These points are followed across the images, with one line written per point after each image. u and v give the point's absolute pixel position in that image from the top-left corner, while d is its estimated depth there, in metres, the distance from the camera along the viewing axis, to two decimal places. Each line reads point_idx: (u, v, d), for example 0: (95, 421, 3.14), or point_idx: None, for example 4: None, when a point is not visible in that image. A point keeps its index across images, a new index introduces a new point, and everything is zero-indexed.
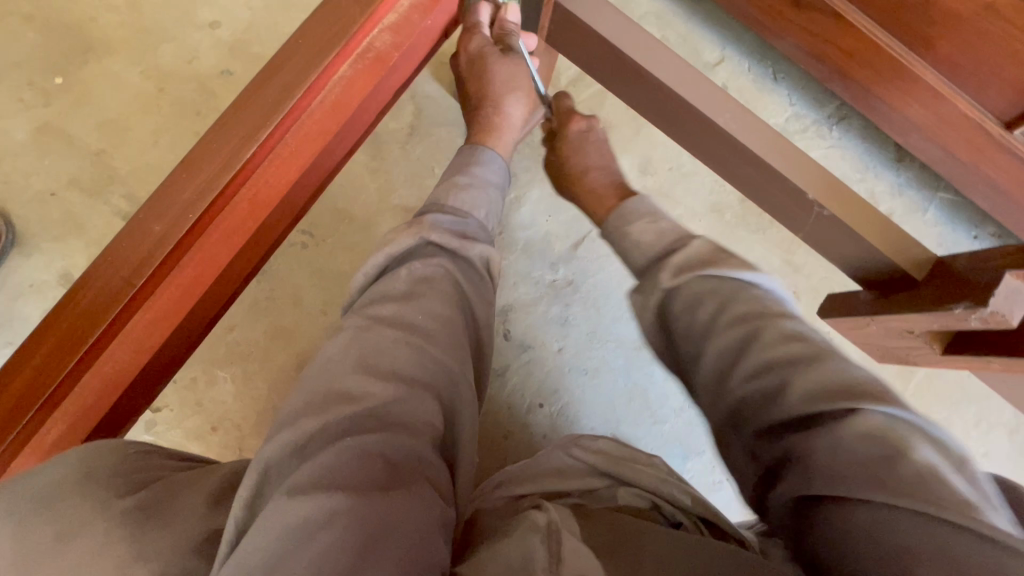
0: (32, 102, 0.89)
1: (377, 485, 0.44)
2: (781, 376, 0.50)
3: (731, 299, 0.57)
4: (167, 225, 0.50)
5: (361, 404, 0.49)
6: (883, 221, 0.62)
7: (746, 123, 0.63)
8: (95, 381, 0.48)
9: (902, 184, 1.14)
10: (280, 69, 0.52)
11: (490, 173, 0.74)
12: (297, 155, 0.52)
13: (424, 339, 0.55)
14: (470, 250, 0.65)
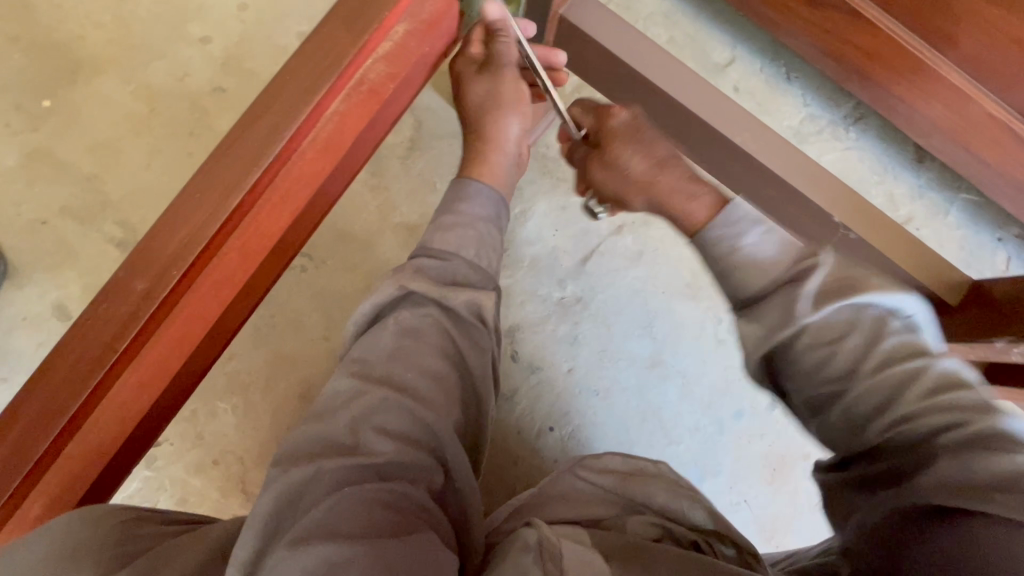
0: (21, 127, 0.87)
1: (380, 530, 0.41)
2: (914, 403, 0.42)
3: (870, 329, 0.44)
4: (150, 282, 0.48)
5: (359, 455, 0.46)
6: (913, 243, 0.58)
7: (765, 140, 0.59)
8: (80, 449, 0.46)
9: (922, 186, 1.10)
10: (267, 108, 0.49)
11: (481, 207, 0.63)
12: (290, 201, 0.49)
13: (417, 403, 0.50)
14: (456, 299, 0.56)
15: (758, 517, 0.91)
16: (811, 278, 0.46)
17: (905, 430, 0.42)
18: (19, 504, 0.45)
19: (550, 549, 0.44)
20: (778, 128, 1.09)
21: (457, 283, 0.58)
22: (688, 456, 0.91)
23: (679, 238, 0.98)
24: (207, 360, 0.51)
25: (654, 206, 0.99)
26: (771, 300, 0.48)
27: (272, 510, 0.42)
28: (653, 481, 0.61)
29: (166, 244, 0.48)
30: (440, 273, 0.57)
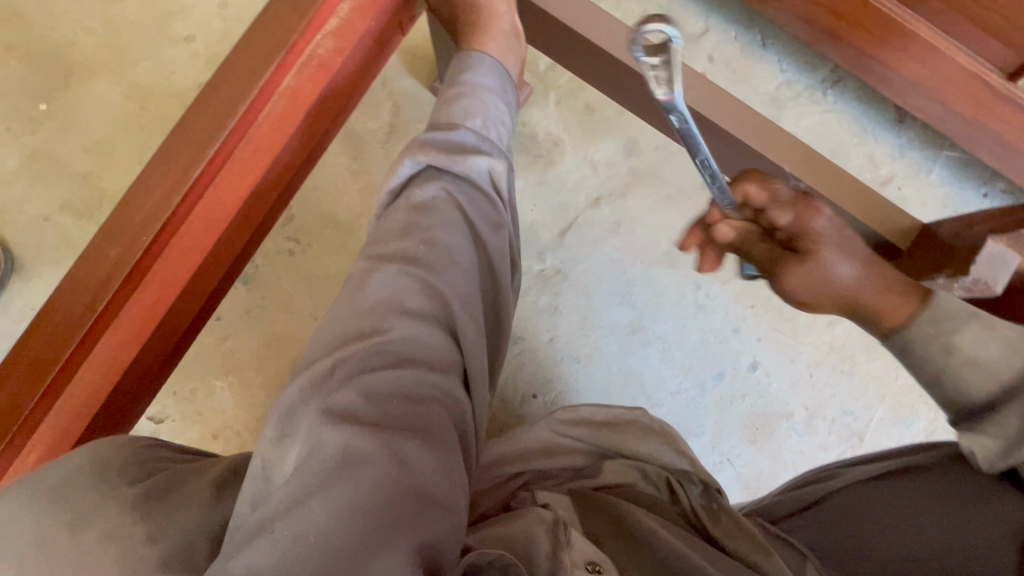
0: (20, 130, 0.92)
1: (392, 422, 0.42)
2: None
3: None
4: (124, 247, 0.52)
5: (372, 341, 0.45)
6: (861, 189, 0.60)
7: (713, 98, 0.61)
8: (68, 402, 0.50)
9: (903, 145, 1.10)
10: (225, 84, 0.52)
11: (483, 76, 0.60)
12: (247, 171, 0.51)
13: (432, 275, 0.48)
14: (468, 165, 0.53)
15: (741, 475, 0.94)
16: None
17: None
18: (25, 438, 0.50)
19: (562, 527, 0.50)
20: (755, 94, 1.09)
21: (464, 149, 0.54)
22: (671, 417, 0.94)
23: (657, 207, 1.00)
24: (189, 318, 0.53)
25: (630, 178, 1.01)
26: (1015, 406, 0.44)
27: (274, 428, 0.43)
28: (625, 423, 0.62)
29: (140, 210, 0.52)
30: (446, 142, 0.54)
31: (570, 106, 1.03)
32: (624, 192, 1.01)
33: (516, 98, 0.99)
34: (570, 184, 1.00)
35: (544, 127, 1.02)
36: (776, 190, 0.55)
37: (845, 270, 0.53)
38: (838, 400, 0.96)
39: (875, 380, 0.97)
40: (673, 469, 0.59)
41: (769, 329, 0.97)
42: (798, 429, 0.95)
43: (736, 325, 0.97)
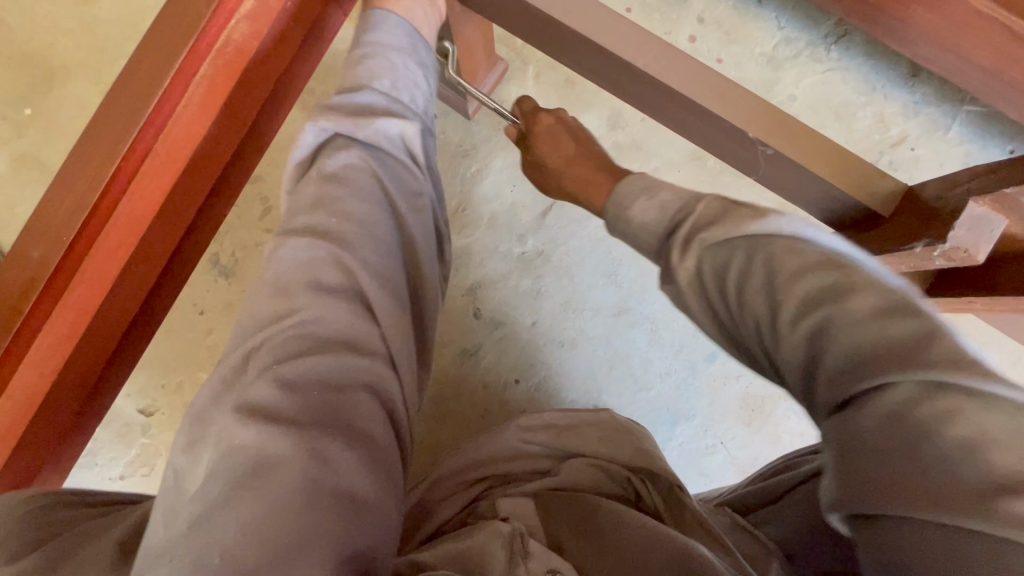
0: (9, 136, 0.94)
1: (317, 416, 0.41)
2: (798, 299, 0.41)
3: (777, 251, 0.43)
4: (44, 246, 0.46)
5: (285, 322, 0.44)
6: (836, 152, 0.55)
7: (671, 62, 0.56)
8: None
9: (917, 102, 1.00)
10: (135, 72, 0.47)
11: (390, 34, 0.58)
12: (173, 163, 0.46)
13: (341, 249, 0.47)
14: (376, 130, 0.53)
15: (737, 459, 0.90)
16: (746, 225, 0.45)
17: (807, 324, 0.40)
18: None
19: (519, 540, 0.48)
20: (750, 57, 1.02)
21: (373, 113, 0.55)
22: (661, 401, 0.90)
23: None
24: (121, 325, 0.50)
25: (615, 152, 0.97)
26: (683, 273, 0.49)
27: (186, 436, 0.43)
28: (585, 426, 0.62)
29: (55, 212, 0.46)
30: (356, 107, 0.54)
31: (549, 80, 0.98)
32: None
33: (491, 75, 0.95)
34: None
35: None
36: (529, 107, 0.78)
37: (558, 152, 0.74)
38: None
39: None
40: (634, 467, 0.59)
41: None
42: (797, 410, 0.90)
43: None
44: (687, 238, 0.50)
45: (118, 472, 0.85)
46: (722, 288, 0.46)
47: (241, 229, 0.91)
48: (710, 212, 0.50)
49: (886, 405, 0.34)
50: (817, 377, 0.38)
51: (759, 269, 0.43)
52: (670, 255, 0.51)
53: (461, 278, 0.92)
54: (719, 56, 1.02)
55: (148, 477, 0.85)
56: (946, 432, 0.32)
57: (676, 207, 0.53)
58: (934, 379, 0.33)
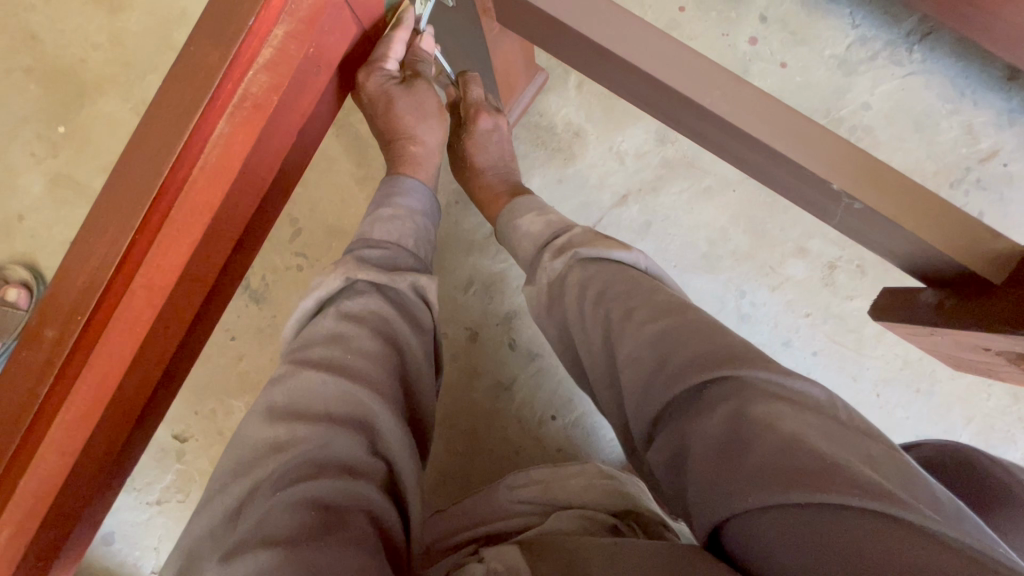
0: (44, 155, 0.93)
1: (312, 531, 0.44)
2: (647, 312, 0.52)
3: (628, 276, 0.56)
4: (57, 328, 0.42)
5: (290, 451, 0.48)
6: (937, 206, 0.47)
7: (744, 97, 0.48)
8: (23, 505, 0.43)
9: (1013, 110, 0.88)
10: (145, 133, 0.42)
11: (415, 201, 0.66)
12: (191, 229, 0.43)
13: (353, 384, 0.52)
14: (402, 283, 0.60)
15: None
16: (613, 249, 0.57)
17: (647, 322, 0.51)
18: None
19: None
20: (818, 60, 0.92)
21: (397, 268, 0.62)
22: None
23: (695, 202, 0.88)
24: (139, 396, 0.47)
25: (663, 169, 0.89)
26: (549, 275, 0.60)
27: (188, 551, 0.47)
28: (571, 477, 0.64)
29: (67, 290, 0.42)
30: (381, 261, 0.61)
31: (592, 90, 0.91)
32: (655, 186, 0.89)
33: (530, 86, 0.88)
34: (593, 181, 0.90)
35: (564, 115, 0.90)
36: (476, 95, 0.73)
37: (487, 159, 0.74)
38: (912, 424, 0.84)
39: (961, 400, 0.84)
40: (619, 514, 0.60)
41: (827, 342, 0.86)
42: None
43: (787, 338, 0.86)
44: (557, 255, 0.60)
45: (154, 498, 0.85)
46: (586, 300, 0.56)
47: (269, 251, 0.89)
48: (584, 237, 0.60)
49: (727, 408, 0.42)
50: (663, 378, 0.47)
51: (620, 283, 0.55)
52: (539, 264, 0.62)
53: (496, 306, 0.87)
54: (783, 59, 0.92)
55: (184, 502, 0.85)
56: (776, 427, 0.40)
57: (558, 227, 0.63)
58: (753, 380, 0.43)
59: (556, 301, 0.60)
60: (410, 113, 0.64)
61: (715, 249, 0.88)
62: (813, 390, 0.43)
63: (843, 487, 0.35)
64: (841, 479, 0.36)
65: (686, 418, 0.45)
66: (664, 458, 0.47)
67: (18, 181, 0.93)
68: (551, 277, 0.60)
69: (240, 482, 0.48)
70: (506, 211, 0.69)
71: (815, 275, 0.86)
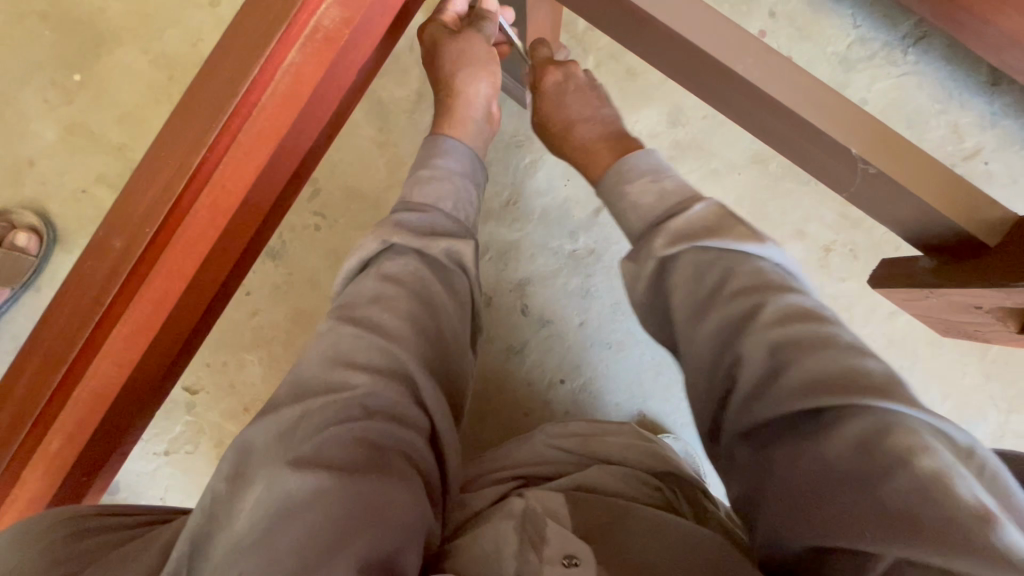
0: (57, 102, 0.92)
1: (363, 466, 0.46)
2: (758, 298, 0.47)
3: (743, 270, 0.49)
4: (128, 237, 0.45)
5: (339, 395, 0.50)
6: (943, 175, 0.51)
7: (774, 68, 0.52)
8: (83, 401, 0.44)
9: (995, 113, 0.95)
10: (225, 57, 0.44)
11: (456, 160, 0.68)
12: (255, 156, 0.44)
13: (392, 342, 0.54)
14: (435, 247, 0.61)
15: None
16: (690, 213, 0.52)
17: (741, 310, 0.47)
18: (25, 461, 0.45)
19: (532, 520, 0.52)
20: (821, 56, 0.97)
21: (434, 232, 0.63)
22: None
23: (702, 183, 0.93)
24: (192, 321, 0.48)
25: (674, 150, 0.93)
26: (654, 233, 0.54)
27: (231, 467, 0.46)
28: (611, 436, 0.70)
29: (141, 202, 0.45)
30: (418, 225, 0.62)
31: (610, 71, 0.94)
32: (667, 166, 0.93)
33: None
34: None
35: None
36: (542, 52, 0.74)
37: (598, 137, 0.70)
38: None
39: (940, 377, 0.90)
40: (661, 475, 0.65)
41: None
42: None
43: None
44: (675, 242, 0.51)
45: (162, 448, 0.85)
46: (713, 284, 0.49)
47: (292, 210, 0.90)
48: (706, 220, 0.52)
49: (852, 433, 0.38)
50: (775, 388, 0.42)
51: (724, 276, 0.49)
52: (655, 239, 0.53)
53: (510, 273, 0.90)
54: (789, 54, 0.97)
55: (193, 454, 0.85)
56: (923, 465, 0.35)
57: (675, 200, 0.55)
58: (882, 407, 0.38)
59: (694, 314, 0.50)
60: (453, 57, 0.70)
61: None
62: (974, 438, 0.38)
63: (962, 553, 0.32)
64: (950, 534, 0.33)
65: (859, 485, 0.37)
66: (750, 454, 0.45)
67: (28, 126, 0.91)
68: (658, 259, 0.52)
69: (292, 404, 0.49)
70: (614, 172, 0.61)
71: (812, 257, 0.92)
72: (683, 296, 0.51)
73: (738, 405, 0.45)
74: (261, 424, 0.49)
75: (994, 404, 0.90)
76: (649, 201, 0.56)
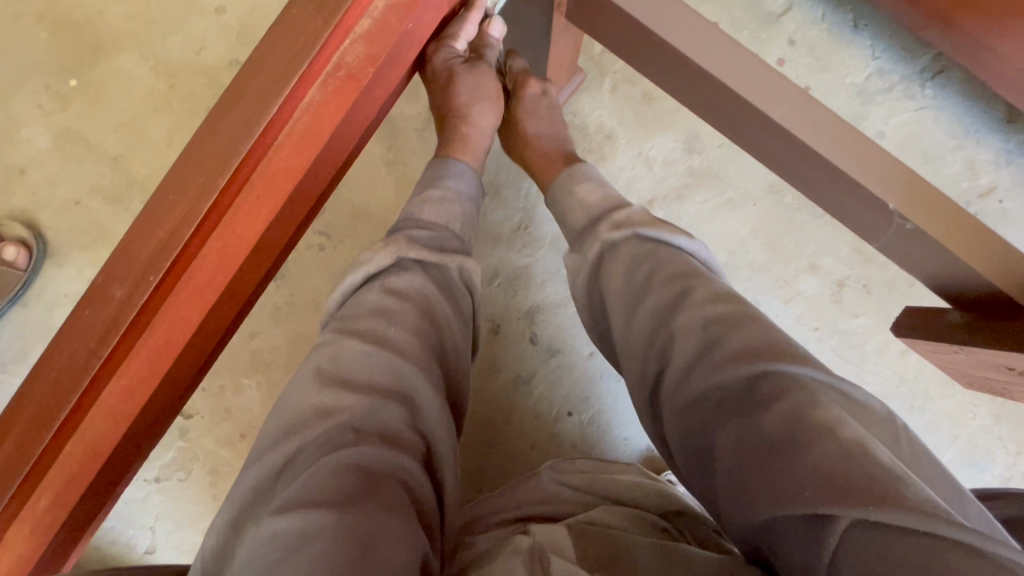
0: (52, 108, 0.88)
1: (355, 496, 0.43)
2: (686, 284, 0.54)
3: (671, 258, 0.57)
4: (129, 283, 0.41)
5: (336, 418, 0.47)
6: (980, 234, 0.50)
7: (811, 115, 0.51)
8: (77, 456, 0.41)
9: (1011, 151, 0.95)
10: (241, 93, 0.42)
11: (463, 182, 0.66)
12: (270, 199, 0.42)
13: (399, 360, 0.51)
14: (451, 263, 0.60)
15: None
16: (630, 211, 0.61)
17: (676, 293, 0.53)
18: (9, 522, 0.41)
19: (540, 559, 0.46)
20: (839, 86, 0.96)
21: (445, 250, 0.61)
22: None
23: (717, 213, 0.91)
24: (190, 372, 0.45)
25: (689, 178, 0.91)
26: (597, 234, 0.61)
27: (231, 515, 0.45)
28: (615, 474, 0.67)
29: (145, 246, 0.41)
30: (429, 241, 0.60)
31: (626, 95, 0.92)
32: (681, 194, 0.91)
33: (568, 85, 0.89)
34: (623, 183, 0.91)
35: (598, 117, 0.92)
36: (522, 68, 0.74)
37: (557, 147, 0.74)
38: None
39: (950, 419, 0.89)
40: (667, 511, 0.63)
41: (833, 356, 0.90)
42: None
43: None
44: (617, 228, 0.59)
45: (153, 474, 0.82)
46: (651, 265, 0.56)
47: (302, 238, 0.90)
48: (643, 218, 0.60)
49: (785, 407, 0.42)
50: (712, 359, 0.48)
51: (660, 266, 0.56)
52: (603, 227, 0.60)
53: (519, 300, 0.88)
54: (807, 82, 0.96)
55: (185, 482, 0.82)
56: (839, 433, 0.40)
57: (613, 203, 0.63)
58: (810, 380, 0.44)
59: (634, 300, 0.55)
60: (467, 92, 0.66)
61: (734, 261, 0.91)
62: (873, 401, 0.44)
63: (864, 497, 0.36)
64: (861, 481, 0.37)
65: (784, 441, 0.41)
66: (687, 426, 0.49)
67: (20, 132, 0.87)
68: (604, 244, 0.60)
69: (290, 438, 0.47)
70: (565, 174, 0.68)
71: (825, 291, 0.90)
72: (620, 286, 0.57)
73: (676, 378, 0.50)
74: (254, 468, 0.46)
75: (1004, 447, 0.88)
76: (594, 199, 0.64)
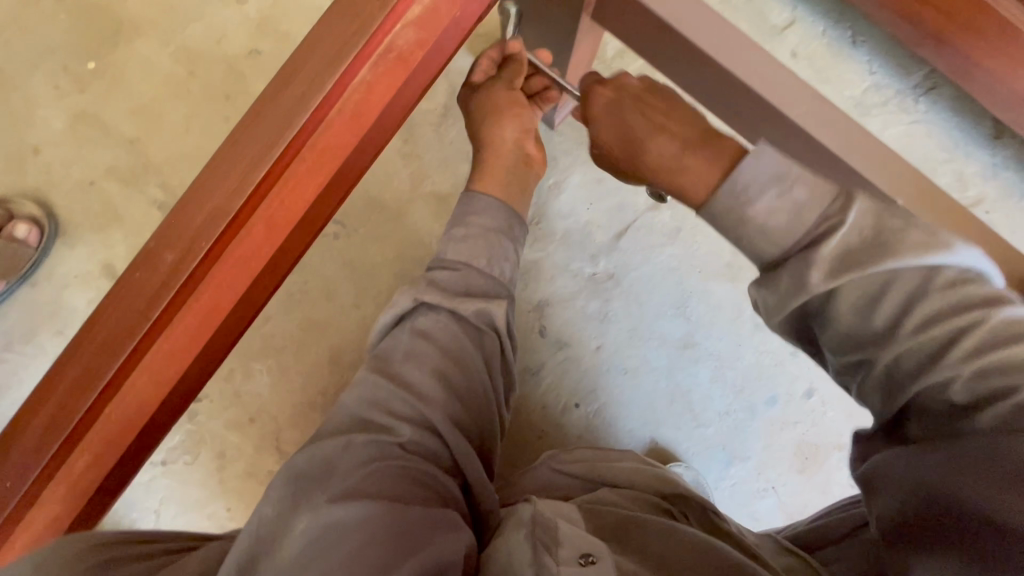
0: (67, 90, 0.88)
1: (409, 498, 0.44)
2: (946, 307, 0.33)
3: (914, 279, 0.34)
4: (177, 253, 0.47)
5: (380, 434, 0.47)
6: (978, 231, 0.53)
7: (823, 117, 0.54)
8: (121, 411, 0.47)
9: (997, 165, 1.00)
10: (296, 73, 0.46)
11: (485, 217, 0.62)
12: (315, 174, 0.47)
13: (422, 403, 0.50)
14: (467, 309, 0.56)
15: (785, 505, 0.88)
16: (830, 241, 0.35)
17: (936, 316, 0.33)
18: (63, 462, 0.47)
19: (544, 524, 0.46)
20: (838, 98, 1.00)
21: (469, 292, 0.58)
22: (717, 440, 0.89)
23: None
24: (235, 334, 0.51)
25: None
26: (791, 263, 0.36)
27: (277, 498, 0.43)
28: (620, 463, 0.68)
29: (195, 215, 0.47)
30: (454, 283, 0.58)
31: None
32: None
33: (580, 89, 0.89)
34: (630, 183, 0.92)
35: None
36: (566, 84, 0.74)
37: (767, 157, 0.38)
38: None
39: None
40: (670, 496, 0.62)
41: None
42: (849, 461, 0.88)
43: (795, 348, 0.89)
44: (837, 273, 0.35)
45: (160, 458, 0.82)
46: (887, 297, 0.34)
47: None
48: (863, 233, 0.35)
49: None
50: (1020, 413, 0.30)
51: (901, 287, 0.34)
52: (807, 270, 0.35)
53: (529, 293, 0.90)
54: None
55: (192, 465, 0.82)
56: None
57: (815, 216, 0.36)
58: None
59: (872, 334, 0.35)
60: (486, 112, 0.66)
61: (737, 262, 0.90)
62: None
63: None
64: None
65: None
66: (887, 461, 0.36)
67: (35, 113, 0.87)
68: (821, 295, 0.35)
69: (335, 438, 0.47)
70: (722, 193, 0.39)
71: None
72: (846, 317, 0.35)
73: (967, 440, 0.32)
74: (304, 454, 0.45)
75: None
76: (781, 223, 0.37)
